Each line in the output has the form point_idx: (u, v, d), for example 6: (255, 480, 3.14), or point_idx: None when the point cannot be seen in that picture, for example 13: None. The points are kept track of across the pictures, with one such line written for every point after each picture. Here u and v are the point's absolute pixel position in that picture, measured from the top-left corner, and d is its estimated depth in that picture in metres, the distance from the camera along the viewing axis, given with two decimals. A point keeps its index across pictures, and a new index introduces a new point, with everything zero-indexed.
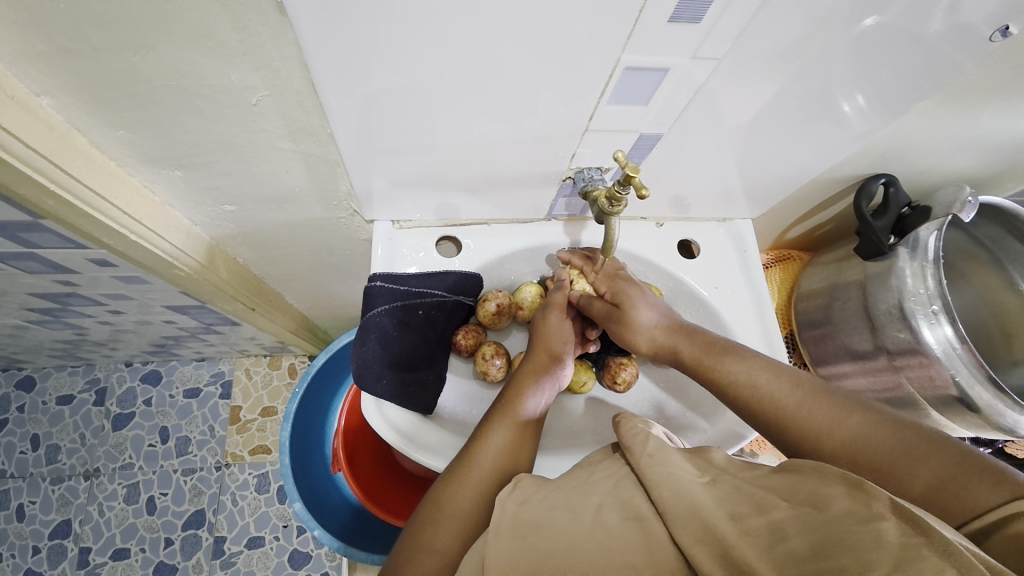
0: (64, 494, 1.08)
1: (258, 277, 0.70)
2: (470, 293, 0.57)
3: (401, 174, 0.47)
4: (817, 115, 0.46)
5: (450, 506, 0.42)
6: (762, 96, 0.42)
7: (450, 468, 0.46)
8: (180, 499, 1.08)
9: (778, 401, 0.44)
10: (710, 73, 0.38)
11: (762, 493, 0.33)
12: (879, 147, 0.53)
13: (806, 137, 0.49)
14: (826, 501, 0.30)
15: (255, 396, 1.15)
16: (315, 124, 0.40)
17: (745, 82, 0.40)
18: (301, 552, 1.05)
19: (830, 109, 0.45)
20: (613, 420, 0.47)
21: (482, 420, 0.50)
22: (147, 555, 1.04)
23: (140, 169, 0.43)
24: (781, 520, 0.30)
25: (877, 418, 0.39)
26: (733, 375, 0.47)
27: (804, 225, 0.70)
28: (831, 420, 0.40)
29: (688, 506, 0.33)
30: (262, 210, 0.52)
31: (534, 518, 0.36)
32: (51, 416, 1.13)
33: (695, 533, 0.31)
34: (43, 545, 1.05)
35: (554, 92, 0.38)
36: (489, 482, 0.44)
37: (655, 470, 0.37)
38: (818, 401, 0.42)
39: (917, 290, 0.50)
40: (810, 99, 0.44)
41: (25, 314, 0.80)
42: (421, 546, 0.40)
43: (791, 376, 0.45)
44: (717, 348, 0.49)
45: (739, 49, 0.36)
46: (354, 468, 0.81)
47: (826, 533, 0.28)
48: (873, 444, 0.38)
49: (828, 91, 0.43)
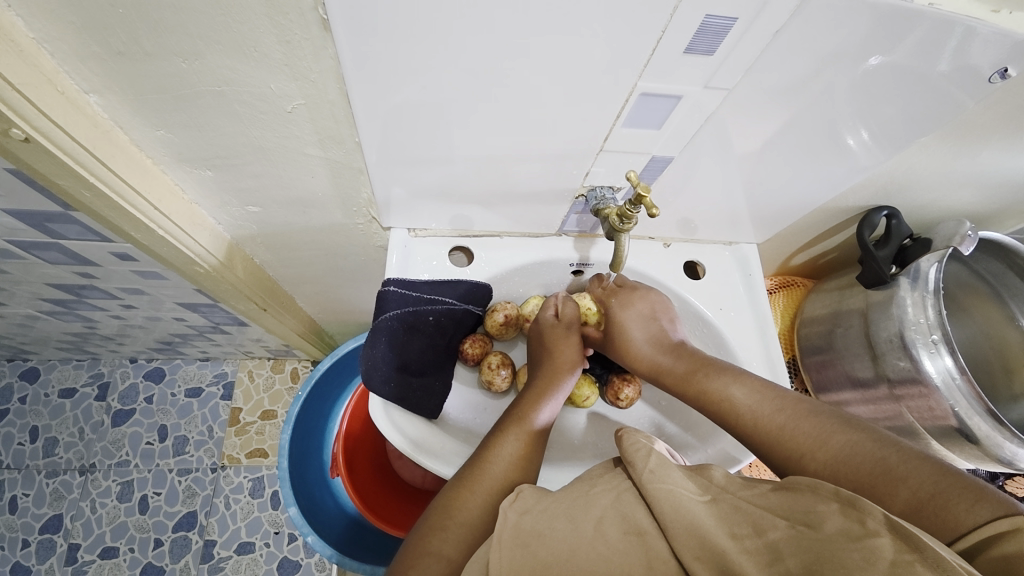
0: (58, 488, 1.08)
1: (272, 278, 0.72)
2: (479, 303, 0.58)
3: (419, 184, 0.49)
4: (823, 146, 0.48)
5: (459, 515, 0.43)
6: (765, 130, 0.45)
7: (459, 475, 0.46)
8: (173, 500, 1.07)
9: (762, 421, 0.45)
10: (720, 102, 0.40)
11: (760, 512, 0.34)
12: (882, 179, 0.55)
13: (812, 164, 0.50)
14: (820, 519, 0.31)
15: (256, 399, 1.16)
16: (343, 132, 0.42)
17: (753, 113, 0.42)
18: (291, 560, 1.04)
19: (837, 142, 0.47)
20: (618, 432, 0.48)
21: (492, 431, 0.51)
22: (136, 555, 1.03)
23: (173, 167, 0.45)
24: (780, 539, 0.31)
25: (859, 437, 0.40)
26: (725, 395, 0.47)
27: (808, 253, 0.71)
28: (815, 440, 0.41)
29: (688, 522, 0.34)
30: (284, 212, 0.54)
31: (535, 528, 0.37)
32: (53, 408, 1.13)
33: (693, 549, 0.32)
34: (34, 539, 1.04)
35: (568, 112, 0.40)
36: (496, 492, 0.45)
37: (656, 486, 0.37)
38: (802, 421, 0.43)
39: (917, 320, 0.51)
40: (814, 133, 0.46)
41: (39, 304, 0.81)
42: (428, 552, 0.40)
43: (775, 397, 0.46)
44: (702, 369, 0.50)
45: (748, 81, 0.38)
46: (352, 474, 0.81)
47: (819, 552, 0.29)
48: (854, 465, 0.38)
49: (833, 125, 0.45)
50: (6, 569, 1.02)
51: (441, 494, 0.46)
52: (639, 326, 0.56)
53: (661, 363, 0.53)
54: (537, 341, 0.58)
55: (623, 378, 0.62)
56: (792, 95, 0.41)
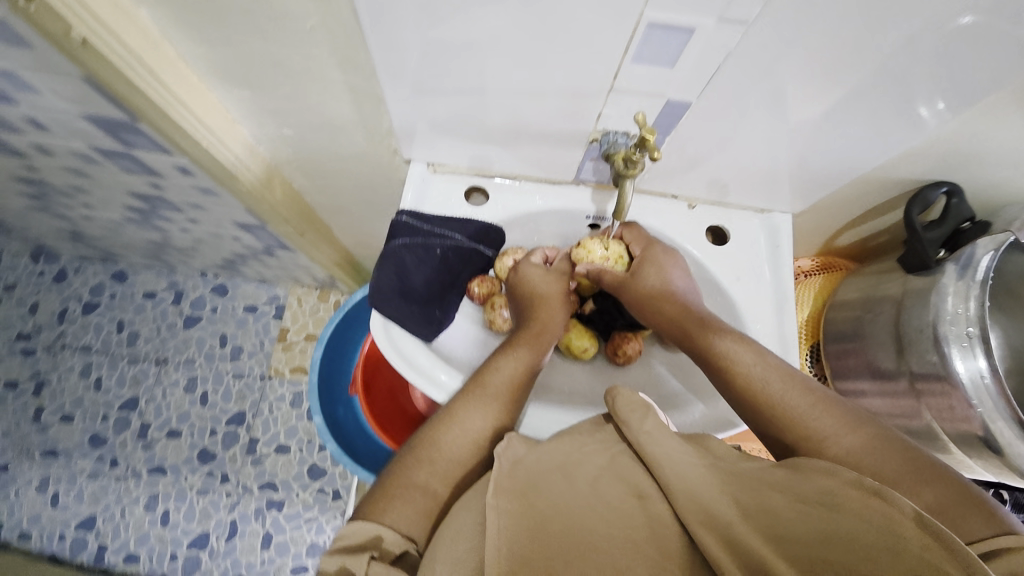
0: (137, 375, 1.25)
1: (310, 205, 0.78)
2: (489, 244, 0.59)
3: (437, 116, 0.50)
4: (870, 90, 0.42)
5: (442, 447, 0.46)
6: (794, 70, 0.40)
7: (447, 412, 0.49)
8: (228, 399, 1.22)
9: (784, 400, 0.42)
10: (738, 42, 0.37)
11: (768, 487, 0.35)
12: (940, 148, 0.48)
13: (858, 116, 0.45)
14: (833, 500, 0.33)
15: (301, 321, 1.28)
16: (359, 56, 0.43)
17: (777, 60, 0.39)
18: (320, 466, 1.17)
19: (889, 85, 0.41)
20: (609, 389, 0.48)
21: (480, 372, 0.52)
22: (195, 439, 1.19)
23: (214, 83, 0.49)
24: (787, 512, 0.33)
25: (882, 436, 0.39)
26: (745, 367, 0.45)
27: (855, 233, 0.65)
28: (833, 429, 0.40)
29: (690, 489, 0.36)
30: (314, 137, 0.57)
31: (545, 467, 0.41)
32: (136, 306, 1.30)
33: (699, 515, 0.34)
34: (113, 413, 1.21)
35: (584, 46, 0.39)
36: (478, 428, 0.47)
37: (653, 449, 0.40)
38: (826, 409, 0.41)
39: (956, 311, 0.46)
40: (859, 74, 0.40)
41: (123, 211, 0.92)
42: (415, 483, 0.44)
43: (802, 381, 0.43)
44: (728, 335, 0.47)
45: (770, 18, 0.35)
46: (368, 395, 0.89)
47: (838, 534, 0.31)
48: (871, 461, 0.38)
49: (876, 64, 0.39)
50: (87, 436, 1.19)
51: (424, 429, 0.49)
52: (653, 276, 0.53)
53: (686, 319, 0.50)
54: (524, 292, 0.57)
55: (624, 335, 0.61)
56: (829, 28, 0.36)
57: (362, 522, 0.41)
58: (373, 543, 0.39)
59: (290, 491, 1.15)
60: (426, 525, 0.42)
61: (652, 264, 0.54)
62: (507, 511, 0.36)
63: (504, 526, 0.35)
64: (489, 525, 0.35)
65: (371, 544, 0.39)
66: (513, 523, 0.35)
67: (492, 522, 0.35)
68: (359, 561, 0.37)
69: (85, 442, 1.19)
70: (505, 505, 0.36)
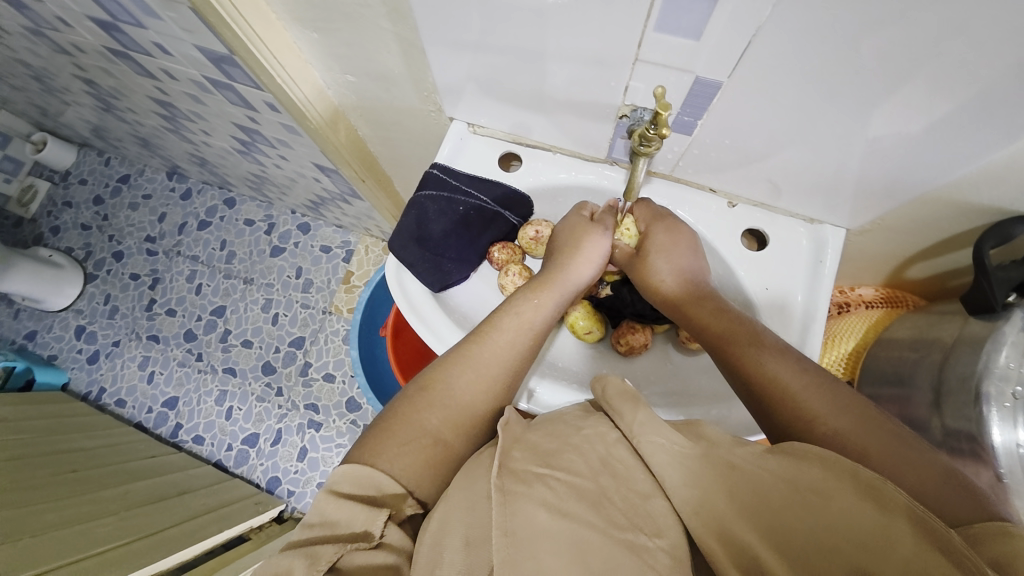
0: (228, 287, 1.42)
1: (373, 154, 0.84)
2: (513, 209, 0.62)
3: (480, 77, 0.52)
4: (979, 107, 0.36)
5: (454, 394, 0.46)
6: (875, 70, 0.37)
7: (447, 357, 0.48)
8: (294, 323, 1.37)
9: (777, 381, 0.41)
10: (770, 12, 0.34)
11: (761, 473, 0.32)
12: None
13: (958, 135, 0.39)
14: (829, 492, 0.30)
15: (366, 268, 1.39)
16: (403, 6, 0.45)
17: (821, 41, 0.35)
18: (357, 400, 1.27)
19: (997, 105, 0.36)
20: (595, 379, 0.46)
21: (491, 318, 0.51)
22: (262, 352, 1.34)
23: (291, 25, 0.55)
24: (785, 508, 0.30)
25: (868, 417, 0.38)
26: (743, 348, 0.44)
27: (929, 266, 0.56)
28: (827, 408, 0.38)
29: (679, 477, 0.34)
30: (372, 87, 0.62)
31: (550, 446, 0.38)
32: (238, 230, 1.48)
33: (691, 505, 0.32)
34: (206, 316, 1.40)
35: (613, 12, 0.38)
36: (493, 379, 0.47)
37: (645, 439, 0.36)
38: (818, 390, 0.40)
39: (1008, 365, 0.43)
40: (967, 88, 0.35)
41: (231, 141, 1.05)
42: (424, 431, 0.43)
43: (796, 360, 0.42)
44: (725, 314, 0.47)
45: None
46: (397, 338, 0.95)
47: (830, 531, 0.28)
48: (862, 438, 0.36)
49: (972, 72, 0.34)
50: (183, 330, 1.39)
51: (423, 375, 0.48)
52: (664, 258, 0.53)
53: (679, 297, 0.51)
54: (560, 246, 0.56)
55: (632, 327, 0.61)
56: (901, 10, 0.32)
57: (373, 473, 0.40)
58: (389, 500, 0.39)
59: (328, 416, 1.26)
60: (436, 479, 0.42)
61: (661, 239, 0.54)
62: (520, 495, 0.33)
63: (516, 511, 0.32)
64: (497, 512, 0.33)
65: (388, 502, 0.39)
66: (525, 510, 0.32)
67: (502, 510, 0.33)
68: (377, 521, 0.37)
69: (181, 335, 1.39)
70: (513, 488, 0.34)
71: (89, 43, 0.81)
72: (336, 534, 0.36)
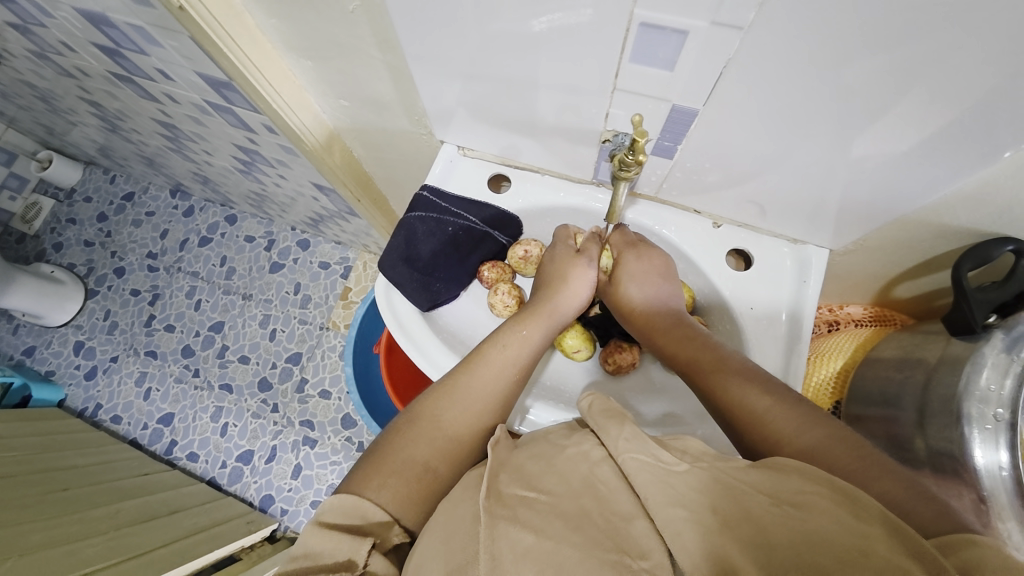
0: (226, 304, 1.43)
1: (369, 174, 0.86)
2: (502, 230, 0.63)
3: (469, 102, 0.53)
4: (957, 130, 0.37)
5: (441, 425, 0.46)
6: (843, 100, 0.38)
7: (434, 390, 0.48)
8: (291, 340, 1.37)
9: (745, 403, 0.41)
10: (739, 45, 0.36)
11: (743, 488, 0.32)
12: (1001, 197, 0.41)
13: (932, 159, 0.40)
14: (807, 502, 0.29)
15: (363, 285, 1.40)
16: (391, 36, 0.47)
17: (791, 70, 0.37)
18: (352, 417, 1.27)
19: (974, 130, 0.37)
20: (583, 397, 0.47)
21: (481, 348, 0.52)
22: (258, 368, 1.35)
23: (285, 53, 0.57)
24: (765, 519, 0.29)
25: (836, 434, 0.37)
26: (715, 372, 0.44)
27: (914, 286, 0.57)
28: (794, 426, 0.38)
29: (668, 491, 0.32)
30: (365, 112, 0.63)
31: (535, 469, 0.38)
32: (238, 247, 1.49)
33: (677, 519, 0.31)
34: (203, 332, 1.41)
35: (593, 42, 0.40)
36: (480, 410, 0.48)
37: (628, 456, 0.36)
38: (785, 408, 0.40)
39: (988, 386, 0.43)
40: (944, 111, 0.36)
41: (232, 161, 1.07)
42: (411, 462, 0.44)
43: (764, 381, 0.42)
44: (693, 339, 0.48)
45: (777, 24, 0.33)
46: (391, 356, 0.95)
47: (809, 535, 0.27)
48: (830, 455, 0.36)
49: (948, 96, 0.35)
50: (181, 346, 1.40)
51: (410, 412, 0.48)
52: (637, 282, 0.55)
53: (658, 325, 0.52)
54: (547, 277, 0.57)
55: (619, 346, 0.62)
56: (873, 39, 0.33)
57: (359, 503, 0.40)
58: (375, 529, 0.39)
59: (323, 433, 1.26)
60: (420, 508, 0.42)
61: (636, 262, 0.55)
62: (504, 519, 0.34)
63: (501, 533, 0.33)
64: (484, 535, 0.33)
65: (373, 530, 0.39)
66: (510, 533, 0.33)
67: (488, 533, 0.33)
68: (360, 550, 0.37)
69: (179, 351, 1.39)
70: (498, 511, 0.35)
71: (93, 68, 0.83)
72: (317, 563, 0.36)
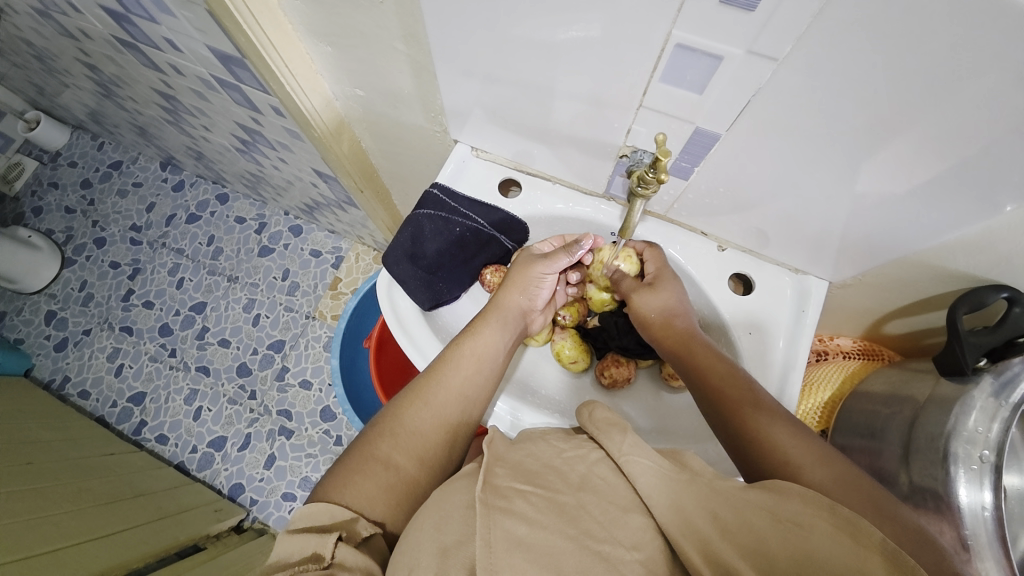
0: (210, 284, 1.39)
1: (374, 166, 0.85)
2: (510, 236, 0.63)
3: (489, 104, 0.53)
4: (968, 178, 0.38)
5: (407, 421, 0.46)
6: (861, 139, 0.39)
7: (412, 387, 0.49)
8: (275, 326, 1.34)
9: (762, 430, 0.41)
10: (771, 75, 0.36)
11: (742, 502, 0.32)
12: (1002, 248, 0.43)
13: (934, 206, 0.41)
14: (809, 523, 0.30)
15: (354, 276, 1.38)
16: (419, 31, 0.47)
17: (815, 104, 0.37)
18: (332, 410, 1.24)
19: (983, 176, 0.37)
20: (582, 406, 0.47)
21: (450, 344, 0.52)
22: (238, 352, 1.31)
23: (304, 35, 0.56)
24: (768, 535, 0.30)
25: (845, 473, 0.37)
26: (736, 399, 0.44)
27: (905, 322, 0.58)
28: (809, 459, 0.38)
29: (671, 503, 0.33)
30: (380, 103, 0.62)
31: (532, 467, 0.38)
32: (227, 227, 1.45)
33: (679, 527, 0.32)
34: (183, 312, 1.37)
35: (621, 57, 0.40)
36: (448, 409, 0.48)
37: (629, 460, 0.37)
38: (801, 443, 0.40)
39: (976, 428, 0.45)
40: (954, 154, 0.37)
41: (232, 139, 1.04)
42: (376, 456, 0.43)
43: (783, 415, 0.42)
44: (716, 360, 0.47)
45: (809, 57, 0.34)
46: (379, 351, 0.94)
47: (808, 552, 0.28)
48: (844, 491, 0.36)
49: (963, 139, 0.36)
50: (158, 324, 1.35)
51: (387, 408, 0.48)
52: (658, 302, 0.54)
53: (664, 335, 0.52)
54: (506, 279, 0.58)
55: (616, 360, 0.63)
56: (904, 80, 0.33)
57: (327, 504, 0.39)
58: (339, 524, 0.37)
59: (301, 423, 1.23)
60: (390, 502, 0.41)
61: (665, 285, 0.55)
62: (499, 510, 0.33)
63: (496, 523, 0.32)
64: (479, 524, 0.32)
65: (338, 525, 0.37)
66: (505, 523, 0.32)
67: (482, 521, 0.32)
68: (326, 543, 0.34)
69: (156, 328, 1.35)
70: (494, 502, 0.33)
71: (97, 31, 0.81)
72: (286, 562, 0.33)
